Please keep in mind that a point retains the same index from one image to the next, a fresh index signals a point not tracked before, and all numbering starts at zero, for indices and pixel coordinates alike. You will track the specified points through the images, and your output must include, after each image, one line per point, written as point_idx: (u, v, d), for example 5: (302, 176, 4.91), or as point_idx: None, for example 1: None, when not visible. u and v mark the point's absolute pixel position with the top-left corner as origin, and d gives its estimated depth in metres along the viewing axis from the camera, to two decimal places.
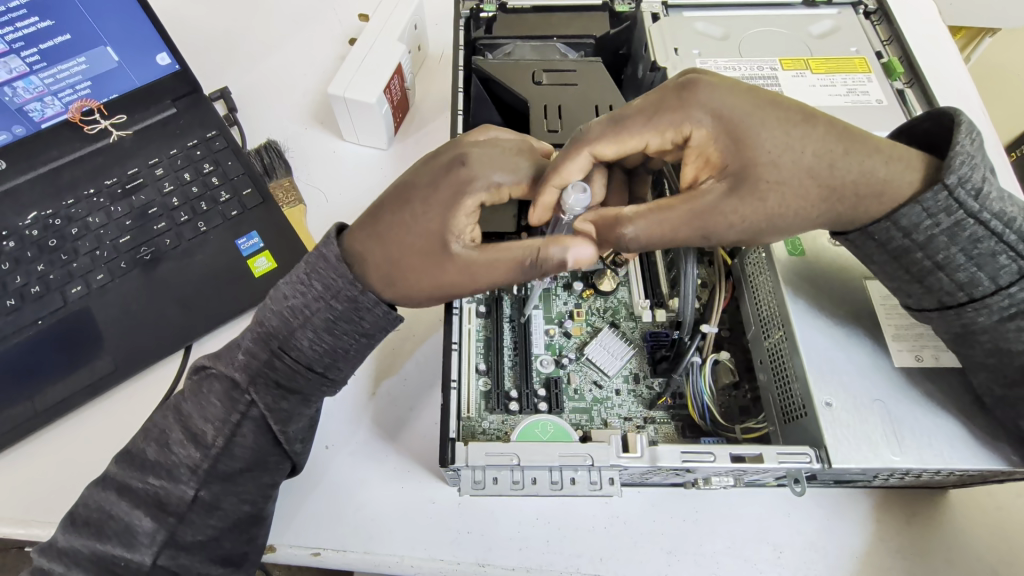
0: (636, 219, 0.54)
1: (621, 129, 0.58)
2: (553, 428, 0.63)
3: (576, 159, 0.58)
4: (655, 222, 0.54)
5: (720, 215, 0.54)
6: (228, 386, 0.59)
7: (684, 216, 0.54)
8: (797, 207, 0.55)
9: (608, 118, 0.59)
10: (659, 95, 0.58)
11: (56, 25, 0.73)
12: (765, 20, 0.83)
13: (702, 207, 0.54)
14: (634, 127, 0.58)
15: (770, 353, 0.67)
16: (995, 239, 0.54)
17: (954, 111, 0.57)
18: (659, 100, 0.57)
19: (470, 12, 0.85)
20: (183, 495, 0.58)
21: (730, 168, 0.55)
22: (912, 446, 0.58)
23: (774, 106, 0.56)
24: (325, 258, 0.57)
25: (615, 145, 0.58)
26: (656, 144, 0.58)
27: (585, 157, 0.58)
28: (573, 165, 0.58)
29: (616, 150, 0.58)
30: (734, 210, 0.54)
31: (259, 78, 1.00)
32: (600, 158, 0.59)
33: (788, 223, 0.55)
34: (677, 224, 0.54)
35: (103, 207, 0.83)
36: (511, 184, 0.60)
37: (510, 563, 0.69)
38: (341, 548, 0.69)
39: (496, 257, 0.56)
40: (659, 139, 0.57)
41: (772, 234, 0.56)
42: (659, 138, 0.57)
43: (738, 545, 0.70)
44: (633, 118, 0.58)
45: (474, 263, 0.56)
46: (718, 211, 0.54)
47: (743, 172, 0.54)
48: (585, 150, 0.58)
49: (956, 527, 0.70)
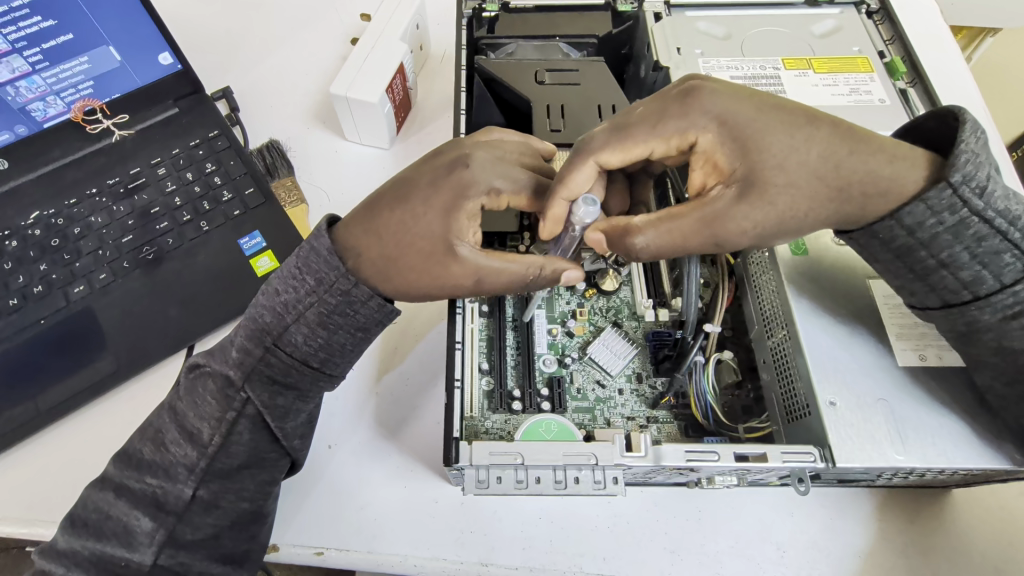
0: (646, 229, 0.56)
1: (626, 137, 0.58)
2: (557, 427, 0.63)
3: (583, 169, 0.58)
4: (666, 231, 0.56)
5: (732, 221, 0.55)
6: (222, 384, 0.58)
7: (694, 224, 0.55)
8: (806, 208, 0.55)
9: (611, 125, 0.59)
10: (662, 102, 0.57)
11: (59, 25, 0.73)
12: (767, 19, 0.83)
13: (712, 215, 0.55)
14: (639, 135, 0.58)
15: (773, 353, 0.67)
16: (1000, 237, 0.54)
17: (959, 110, 0.57)
18: (662, 108, 0.57)
19: (472, 12, 0.84)
20: (181, 494, 0.58)
21: (738, 174, 0.55)
22: (915, 446, 0.58)
23: (778, 109, 0.56)
24: (316, 251, 0.57)
25: (620, 154, 0.58)
26: (661, 152, 0.58)
27: (591, 167, 0.58)
28: (580, 175, 0.58)
29: (620, 159, 0.58)
30: (744, 215, 0.55)
31: (261, 78, 1.00)
32: (605, 166, 0.59)
33: (797, 223, 0.55)
34: (688, 232, 0.55)
35: (105, 207, 0.83)
36: (511, 193, 0.61)
37: (514, 563, 0.69)
38: (343, 548, 0.69)
39: (500, 264, 0.58)
40: (663, 146, 0.58)
41: (782, 237, 0.57)
42: (664, 146, 0.58)
43: (741, 544, 0.70)
44: (637, 126, 0.58)
45: (479, 267, 0.57)
46: (729, 217, 0.55)
47: (751, 176, 0.54)
48: (590, 160, 0.58)
49: (960, 526, 0.70)
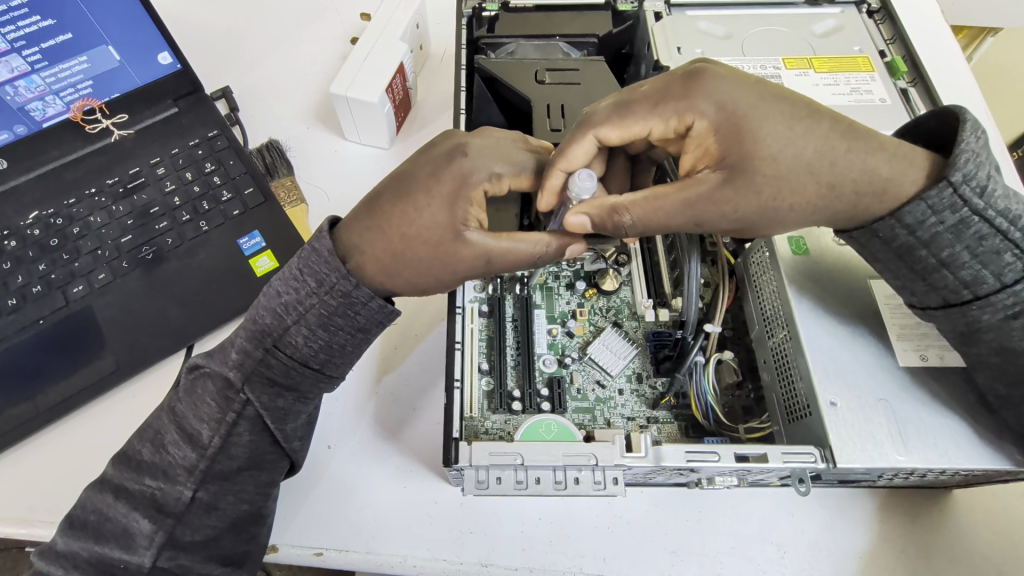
0: (632, 208, 0.55)
1: (625, 114, 0.57)
2: (556, 428, 0.63)
3: (582, 143, 0.58)
4: (651, 211, 0.55)
5: (715, 205, 0.54)
6: (221, 385, 0.58)
7: (677, 205, 0.54)
8: (794, 201, 0.54)
9: (615, 102, 0.59)
10: (666, 82, 0.57)
11: (57, 24, 0.73)
12: (767, 19, 0.83)
13: (695, 197, 0.54)
14: (639, 114, 0.57)
15: (774, 352, 0.67)
16: (1000, 237, 0.54)
17: (959, 109, 0.56)
18: (666, 87, 0.56)
19: (471, 12, 0.85)
20: (180, 496, 0.58)
21: (728, 159, 0.54)
22: (916, 447, 0.58)
23: (780, 100, 0.54)
24: (316, 252, 0.57)
25: (620, 130, 0.58)
26: (659, 132, 0.57)
27: (590, 141, 0.58)
28: (578, 149, 0.58)
29: (619, 136, 0.58)
30: (728, 200, 0.54)
31: (260, 78, 0.99)
32: (604, 142, 0.59)
33: (781, 217, 0.55)
34: (671, 212, 0.55)
35: (104, 207, 0.82)
36: (511, 177, 0.60)
37: (514, 563, 0.68)
38: (341, 548, 0.68)
39: (510, 245, 0.58)
40: (662, 127, 0.57)
41: (769, 229, 0.56)
42: (662, 126, 0.57)
43: (742, 545, 0.70)
44: (637, 104, 0.57)
45: (488, 250, 0.57)
46: (712, 201, 0.54)
47: (740, 164, 0.53)
48: (590, 134, 0.58)
49: (960, 527, 0.70)
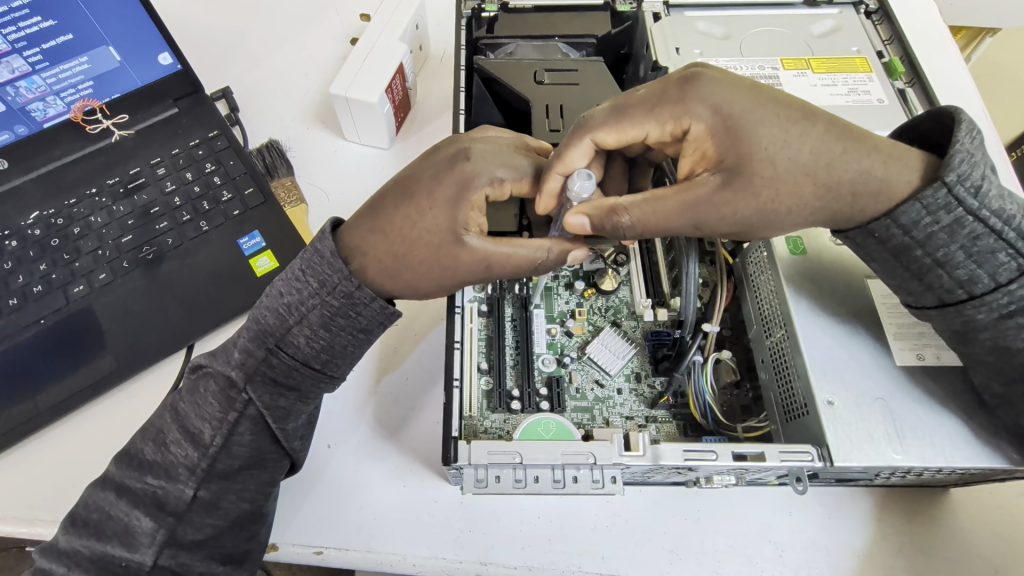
0: (631, 209, 0.55)
1: (622, 118, 0.58)
2: (556, 426, 0.63)
3: (580, 146, 0.58)
4: (649, 212, 0.55)
5: (713, 207, 0.54)
6: (222, 385, 0.59)
7: (675, 207, 0.54)
8: (792, 203, 0.54)
9: (612, 105, 0.59)
10: (661, 87, 0.57)
11: (58, 25, 0.73)
12: (765, 20, 0.83)
13: (693, 199, 0.54)
14: (635, 117, 0.57)
15: (771, 352, 0.67)
16: (995, 236, 0.55)
17: (954, 109, 0.57)
18: (662, 92, 0.57)
19: (471, 12, 0.85)
20: (181, 494, 0.58)
21: (726, 162, 0.54)
22: (913, 445, 0.58)
23: (777, 103, 0.55)
24: (319, 253, 0.57)
25: (615, 134, 0.58)
26: (656, 136, 0.57)
27: (586, 144, 0.58)
28: (577, 152, 0.58)
29: (615, 139, 0.58)
30: (726, 203, 0.54)
31: (261, 77, 1.00)
32: (601, 145, 0.59)
33: (778, 218, 0.55)
34: (669, 214, 0.55)
35: (104, 207, 0.83)
36: (512, 181, 0.60)
37: (512, 561, 0.69)
38: (341, 547, 0.69)
39: (511, 249, 0.58)
40: (658, 131, 0.57)
41: (765, 229, 0.56)
42: (659, 130, 0.57)
43: (740, 544, 0.70)
44: (634, 108, 0.57)
45: (489, 254, 0.57)
46: (710, 203, 0.54)
47: (738, 165, 0.54)
48: (586, 137, 0.58)
49: (957, 526, 0.70)
